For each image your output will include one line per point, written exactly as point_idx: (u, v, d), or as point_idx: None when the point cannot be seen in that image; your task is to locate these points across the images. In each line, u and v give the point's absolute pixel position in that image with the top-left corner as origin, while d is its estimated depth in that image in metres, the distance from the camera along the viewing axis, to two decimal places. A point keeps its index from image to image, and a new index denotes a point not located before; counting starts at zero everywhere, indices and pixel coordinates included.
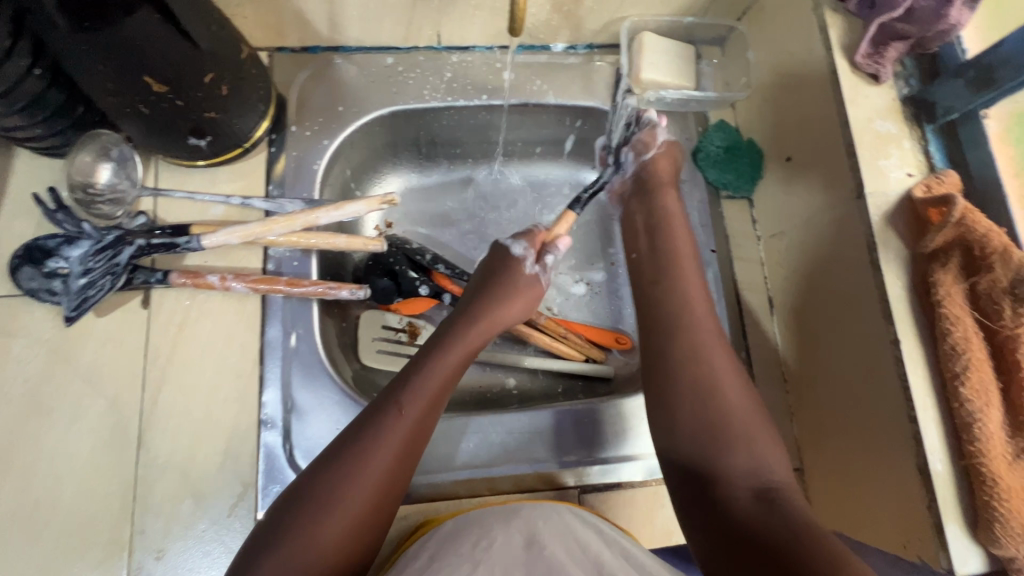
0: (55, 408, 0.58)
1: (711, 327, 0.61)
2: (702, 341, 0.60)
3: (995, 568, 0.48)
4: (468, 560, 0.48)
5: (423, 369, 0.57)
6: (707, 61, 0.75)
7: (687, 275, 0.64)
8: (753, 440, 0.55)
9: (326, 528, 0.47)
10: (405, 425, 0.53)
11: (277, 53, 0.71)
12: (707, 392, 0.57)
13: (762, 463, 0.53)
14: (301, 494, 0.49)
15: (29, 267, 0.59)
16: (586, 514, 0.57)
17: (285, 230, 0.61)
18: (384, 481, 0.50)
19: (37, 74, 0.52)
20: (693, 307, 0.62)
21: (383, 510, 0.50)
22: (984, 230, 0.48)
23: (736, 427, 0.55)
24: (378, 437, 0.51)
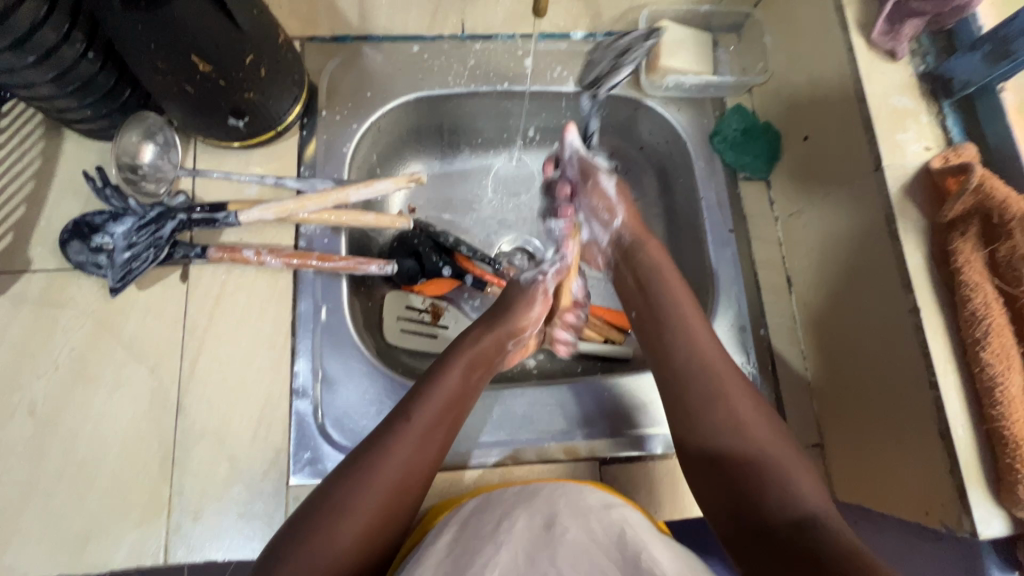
0: (98, 375, 0.61)
1: (723, 368, 0.58)
2: (724, 380, 0.57)
3: (1018, 531, 0.48)
4: (491, 542, 0.49)
5: (442, 381, 0.57)
6: (724, 48, 0.77)
7: (686, 311, 0.62)
8: (779, 467, 0.51)
9: (343, 535, 0.46)
10: (428, 437, 0.53)
11: (308, 42, 0.74)
12: (731, 418, 0.54)
13: (792, 490, 0.49)
14: (315, 504, 0.48)
15: (77, 242, 0.63)
16: (612, 495, 0.55)
17: (318, 206, 0.65)
18: (398, 493, 0.50)
19: (90, 56, 0.55)
20: (707, 350, 0.59)
21: (399, 513, 0.50)
22: (1001, 198, 0.49)
23: (764, 461, 0.51)
24: (399, 449, 0.51)
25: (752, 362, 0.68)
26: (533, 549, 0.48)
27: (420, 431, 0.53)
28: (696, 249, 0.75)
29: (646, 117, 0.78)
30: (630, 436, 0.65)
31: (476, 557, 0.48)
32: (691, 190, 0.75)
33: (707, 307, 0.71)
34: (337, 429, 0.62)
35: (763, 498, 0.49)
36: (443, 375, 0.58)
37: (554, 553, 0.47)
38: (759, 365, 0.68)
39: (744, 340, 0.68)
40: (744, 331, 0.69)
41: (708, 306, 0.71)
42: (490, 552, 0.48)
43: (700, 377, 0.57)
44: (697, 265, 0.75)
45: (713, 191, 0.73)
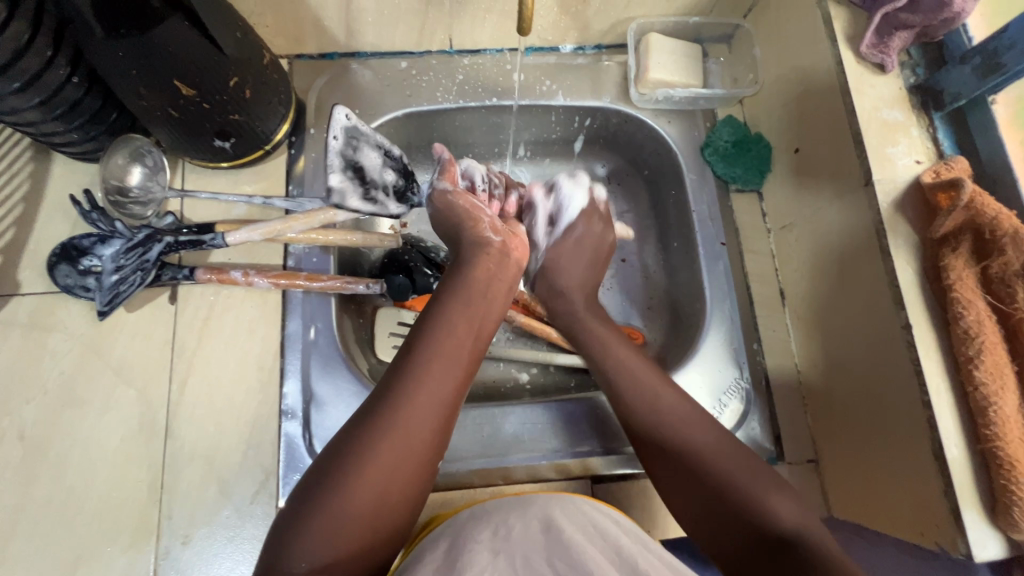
0: (87, 399, 0.61)
1: (682, 409, 0.56)
2: (681, 422, 0.55)
3: (1015, 553, 0.47)
4: (488, 547, 0.47)
5: (435, 332, 0.53)
6: (714, 59, 0.77)
7: (618, 354, 0.62)
8: (752, 492, 0.49)
9: (357, 497, 0.45)
10: (429, 393, 0.50)
11: (296, 60, 0.74)
12: (679, 431, 0.54)
13: (766, 515, 0.48)
14: (326, 467, 0.46)
15: (65, 264, 0.63)
16: (609, 509, 0.54)
17: (304, 227, 0.63)
18: (411, 447, 0.48)
19: (75, 82, 0.55)
20: (658, 396, 0.57)
21: (415, 467, 0.48)
22: (994, 214, 0.48)
23: (732, 482, 0.50)
24: (398, 413, 0.48)
25: (746, 377, 0.67)
26: (528, 550, 0.47)
27: (417, 390, 0.49)
28: (688, 263, 0.74)
29: (637, 130, 0.77)
30: (625, 454, 0.64)
31: (471, 560, 0.45)
32: (682, 203, 0.75)
33: (700, 321, 0.70)
34: None
35: (732, 529, 0.48)
36: (435, 326, 0.54)
37: (550, 551, 0.46)
38: (753, 380, 0.68)
39: (738, 354, 0.68)
40: (738, 345, 0.68)
41: (700, 320, 0.70)
42: (485, 557, 0.46)
43: (655, 426, 0.55)
44: (689, 278, 0.74)
45: (704, 203, 0.72)
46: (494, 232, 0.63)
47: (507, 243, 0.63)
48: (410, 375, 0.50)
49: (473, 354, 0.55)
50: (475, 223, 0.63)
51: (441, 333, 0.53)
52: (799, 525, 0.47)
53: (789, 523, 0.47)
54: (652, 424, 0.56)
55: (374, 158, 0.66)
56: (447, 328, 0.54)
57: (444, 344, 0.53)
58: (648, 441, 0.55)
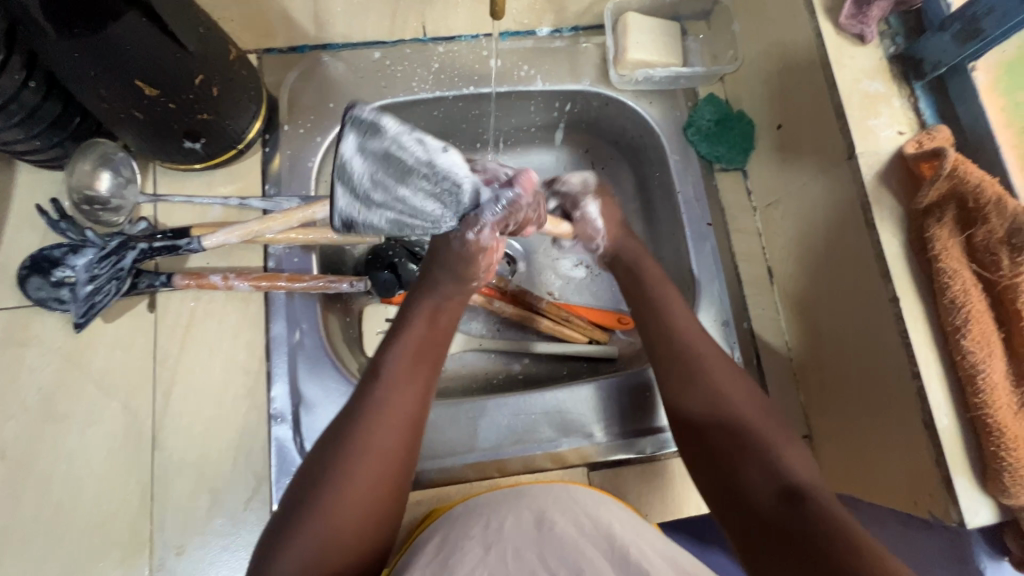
0: (69, 414, 0.59)
1: (716, 358, 0.56)
2: (712, 366, 0.55)
3: (1006, 517, 0.48)
4: (480, 542, 0.46)
5: (397, 353, 0.53)
6: (693, 36, 0.75)
7: (675, 315, 0.59)
8: (773, 443, 0.49)
9: (330, 523, 0.44)
10: (393, 415, 0.49)
11: (266, 54, 0.72)
12: (715, 388, 0.53)
13: (778, 463, 0.47)
14: (296, 499, 0.46)
15: (36, 277, 0.61)
16: (601, 494, 0.54)
17: (282, 227, 0.61)
18: (381, 466, 0.47)
19: (32, 86, 0.53)
20: (697, 342, 0.57)
21: (387, 485, 0.47)
22: (976, 180, 0.48)
23: (762, 441, 0.49)
24: (362, 435, 0.47)
25: (737, 356, 0.67)
26: (518, 543, 0.46)
27: (381, 410, 0.49)
28: (676, 245, 0.74)
29: (619, 112, 0.76)
30: (619, 439, 0.64)
31: (462, 557, 0.45)
32: (667, 184, 0.74)
33: (690, 304, 0.69)
34: None
35: (758, 476, 0.46)
36: (398, 346, 0.53)
37: (542, 547, 0.46)
38: (744, 359, 0.67)
39: (728, 334, 0.67)
40: (727, 325, 0.68)
41: (690, 303, 0.70)
42: (476, 553, 0.45)
43: (687, 361, 0.56)
44: (677, 260, 0.74)
45: (689, 183, 0.72)
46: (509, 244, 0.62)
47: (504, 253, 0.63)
48: (375, 395, 0.50)
49: (437, 362, 0.54)
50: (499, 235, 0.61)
51: (398, 349, 0.53)
52: (818, 485, 0.45)
53: (798, 477, 0.46)
54: (682, 362, 0.56)
55: None
56: (409, 348, 0.53)
57: (403, 365, 0.52)
58: (688, 392, 0.54)
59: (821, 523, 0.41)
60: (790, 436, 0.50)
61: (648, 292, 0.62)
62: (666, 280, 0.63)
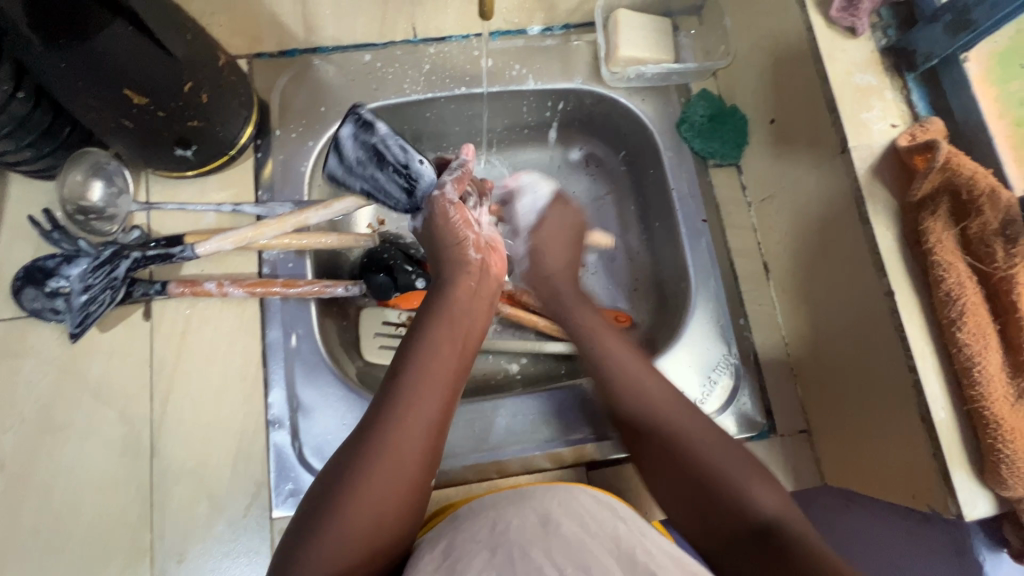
0: (67, 424, 0.60)
1: (665, 395, 0.56)
2: (660, 405, 0.55)
3: (1004, 509, 0.48)
4: (486, 546, 0.46)
5: (421, 355, 0.53)
6: (685, 32, 0.75)
7: (614, 349, 0.61)
8: (732, 479, 0.49)
9: (355, 520, 0.45)
10: (422, 409, 0.50)
11: (256, 58, 0.71)
12: (654, 417, 0.55)
13: (744, 499, 0.48)
14: (321, 498, 0.46)
15: (31, 288, 0.61)
16: (602, 493, 0.54)
17: (277, 232, 0.62)
18: (403, 465, 0.47)
19: (20, 97, 0.53)
20: (641, 379, 0.57)
21: (410, 484, 0.48)
22: (969, 173, 0.48)
23: (721, 470, 0.50)
24: (387, 438, 0.48)
25: (734, 353, 0.67)
26: (526, 545, 0.46)
27: (410, 402, 0.50)
28: (671, 242, 0.74)
29: (612, 110, 0.75)
30: (617, 438, 0.64)
31: (468, 561, 0.45)
32: (661, 181, 0.74)
33: (685, 300, 0.69)
34: (316, 457, 0.60)
35: (718, 513, 0.48)
36: (421, 348, 0.53)
37: (550, 545, 0.45)
38: (741, 355, 0.67)
39: (724, 331, 0.67)
40: (724, 322, 0.68)
41: (686, 300, 0.69)
42: (483, 557, 0.45)
43: (636, 402, 0.56)
44: (672, 257, 0.74)
45: (684, 180, 0.72)
46: (476, 252, 0.60)
47: (488, 260, 0.61)
48: (398, 400, 0.50)
49: (459, 371, 0.54)
50: (460, 242, 0.59)
51: (422, 356, 0.53)
52: (782, 516, 0.46)
53: (769, 511, 0.47)
54: (636, 406, 0.56)
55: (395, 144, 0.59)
56: (438, 343, 0.54)
57: (431, 360, 0.53)
58: (639, 424, 0.55)
59: (796, 565, 0.42)
60: (762, 470, 0.50)
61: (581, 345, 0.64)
62: (603, 324, 0.64)
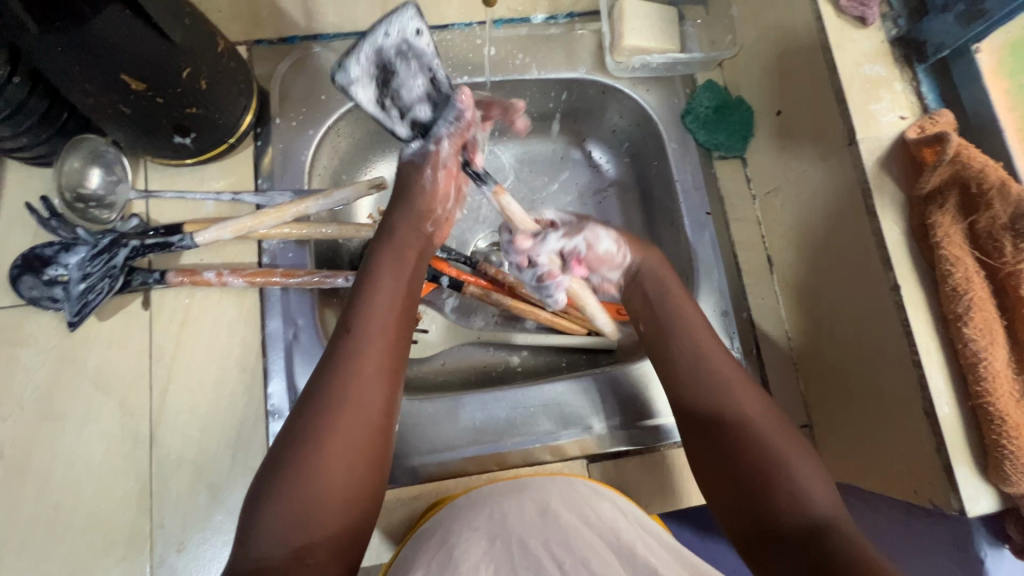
0: (66, 412, 0.59)
1: (733, 372, 0.54)
2: (734, 387, 0.53)
3: (1006, 505, 0.48)
4: (484, 534, 0.47)
5: (367, 309, 0.50)
6: (690, 21, 0.73)
7: (691, 317, 0.58)
8: (790, 466, 0.48)
9: (318, 487, 0.44)
10: (367, 375, 0.47)
11: (255, 45, 0.70)
12: (728, 399, 0.53)
13: (790, 472, 0.48)
14: (275, 463, 0.45)
15: (29, 276, 0.60)
16: (603, 487, 0.53)
17: (276, 221, 0.61)
18: (358, 426, 0.46)
19: (16, 81, 0.52)
20: (709, 354, 0.55)
21: (368, 441, 0.46)
22: (980, 166, 0.47)
23: (784, 460, 0.48)
24: (338, 400, 0.46)
25: (737, 347, 0.66)
26: (524, 535, 0.47)
27: (346, 381, 0.47)
28: (674, 235, 0.73)
29: (616, 100, 0.75)
30: (618, 430, 0.64)
31: (466, 550, 0.45)
32: (666, 173, 0.73)
33: (688, 294, 0.69)
34: None
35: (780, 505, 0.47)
36: (366, 302, 0.51)
37: (548, 537, 0.47)
38: (744, 349, 0.67)
39: (728, 325, 0.67)
40: (727, 316, 0.67)
41: (688, 294, 0.69)
42: (481, 545, 0.46)
43: (699, 378, 0.54)
44: (675, 251, 0.73)
45: (688, 172, 0.71)
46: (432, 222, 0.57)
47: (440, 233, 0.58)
48: (344, 356, 0.48)
49: (405, 323, 0.52)
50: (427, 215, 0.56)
51: (367, 311, 0.50)
52: (835, 512, 0.46)
53: (824, 507, 0.46)
54: (701, 384, 0.54)
55: (417, 84, 0.53)
56: (380, 301, 0.51)
57: (372, 324, 0.50)
58: (703, 414, 0.53)
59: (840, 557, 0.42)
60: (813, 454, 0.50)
61: (663, 316, 0.58)
62: (689, 295, 0.59)
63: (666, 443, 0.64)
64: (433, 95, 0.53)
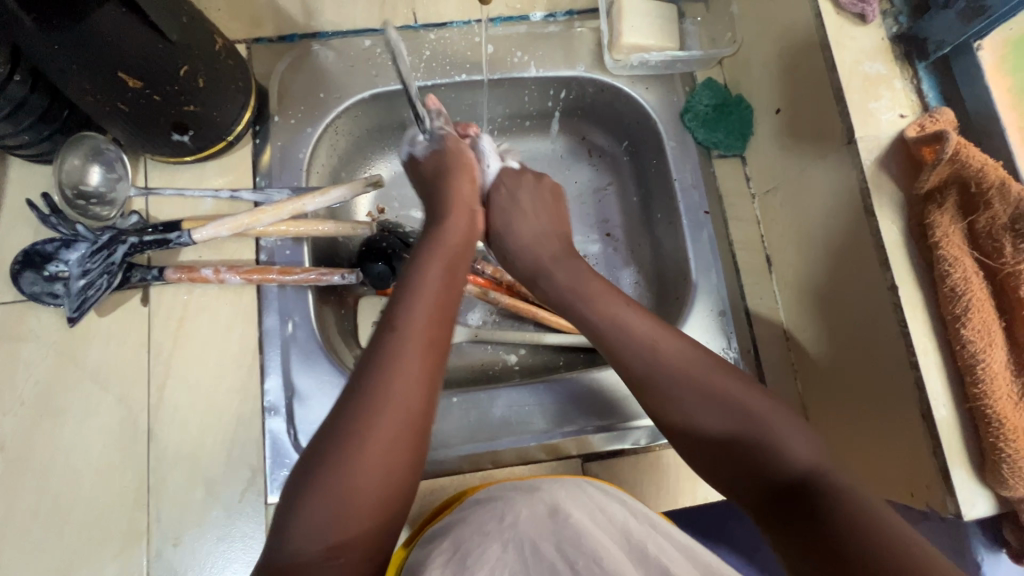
0: (65, 407, 0.60)
1: (684, 353, 0.53)
2: (685, 365, 0.52)
3: (1004, 509, 0.47)
4: (496, 538, 0.47)
5: (410, 305, 0.49)
6: (690, 18, 0.73)
7: (627, 317, 0.55)
8: (768, 433, 0.47)
9: (358, 489, 0.41)
10: (409, 370, 0.45)
11: (254, 44, 0.70)
12: (681, 381, 0.51)
13: (780, 452, 0.46)
14: (312, 457, 0.42)
15: (30, 272, 0.61)
16: (616, 490, 0.55)
17: (273, 219, 0.61)
18: (402, 425, 0.43)
19: (17, 79, 0.53)
20: (657, 339, 0.54)
21: (411, 444, 0.44)
22: (979, 165, 0.47)
23: (763, 426, 0.48)
24: (383, 398, 0.43)
25: (734, 347, 0.66)
26: (537, 539, 0.47)
27: (394, 377, 0.44)
28: (672, 233, 0.73)
29: (614, 98, 0.74)
30: (613, 430, 0.64)
31: (479, 556, 0.45)
32: (664, 171, 0.73)
33: (686, 294, 0.68)
34: None
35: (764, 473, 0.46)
36: (408, 299, 0.49)
37: (560, 538, 0.46)
38: (741, 350, 0.67)
39: (725, 325, 0.66)
40: (725, 316, 0.67)
41: (685, 295, 0.69)
42: (494, 551, 0.46)
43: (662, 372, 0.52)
44: (673, 251, 0.73)
45: (687, 170, 0.70)
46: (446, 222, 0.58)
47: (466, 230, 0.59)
48: (387, 351, 0.46)
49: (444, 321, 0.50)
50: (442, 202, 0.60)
51: (410, 305, 0.48)
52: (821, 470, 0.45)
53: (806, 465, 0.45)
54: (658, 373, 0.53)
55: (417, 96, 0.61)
56: (424, 298, 0.50)
57: (416, 319, 0.48)
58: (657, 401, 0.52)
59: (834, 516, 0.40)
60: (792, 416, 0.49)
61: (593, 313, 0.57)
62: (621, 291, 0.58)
63: (662, 443, 0.64)
64: (422, 99, 0.60)
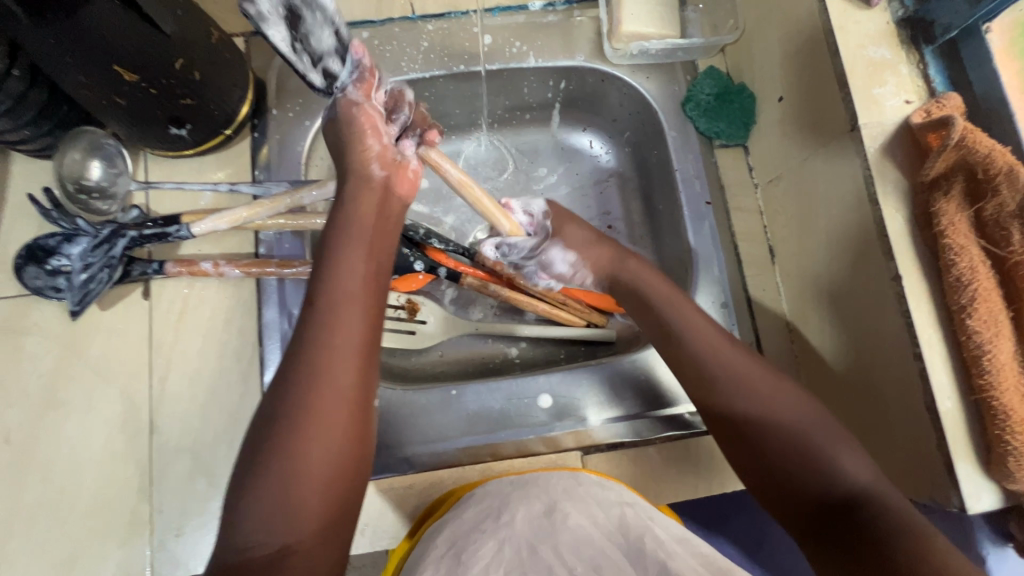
0: (69, 399, 0.61)
1: (742, 363, 0.55)
2: (746, 374, 0.54)
3: (1009, 502, 0.46)
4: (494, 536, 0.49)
5: (331, 281, 0.48)
6: (692, 5, 0.71)
7: (691, 318, 0.58)
8: (819, 445, 0.49)
9: (304, 472, 0.42)
10: (336, 345, 0.45)
11: (253, 36, 0.70)
12: (743, 388, 0.54)
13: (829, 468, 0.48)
14: (253, 449, 0.43)
15: (33, 266, 0.62)
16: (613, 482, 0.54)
17: (271, 212, 0.61)
18: (335, 402, 0.44)
19: (16, 74, 0.53)
20: (716, 347, 0.56)
21: (349, 419, 0.44)
22: (986, 151, 0.45)
23: (809, 433, 0.50)
24: (310, 382, 0.44)
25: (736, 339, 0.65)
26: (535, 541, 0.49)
27: (317, 354, 0.44)
28: (674, 225, 0.72)
29: (614, 89, 0.73)
30: (612, 422, 0.64)
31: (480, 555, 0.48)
32: (666, 162, 0.72)
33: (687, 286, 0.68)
34: None
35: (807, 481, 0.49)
36: (329, 274, 0.48)
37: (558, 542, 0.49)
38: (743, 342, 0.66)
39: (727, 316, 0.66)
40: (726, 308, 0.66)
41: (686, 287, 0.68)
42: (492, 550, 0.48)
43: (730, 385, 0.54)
44: (675, 242, 0.72)
45: (689, 160, 0.69)
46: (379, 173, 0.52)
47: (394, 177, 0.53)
48: (315, 327, 0.46)
49: (375, 290, 0.49)
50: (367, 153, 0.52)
51: (332, 280, 0.48)
52: (873, 485, 0.47)
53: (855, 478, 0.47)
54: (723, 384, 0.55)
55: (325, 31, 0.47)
56: (348, 269, 0.49)
57: (336, 291, 0.47)
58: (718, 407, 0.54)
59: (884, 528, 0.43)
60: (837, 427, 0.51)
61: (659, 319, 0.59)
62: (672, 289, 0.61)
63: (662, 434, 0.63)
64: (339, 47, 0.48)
